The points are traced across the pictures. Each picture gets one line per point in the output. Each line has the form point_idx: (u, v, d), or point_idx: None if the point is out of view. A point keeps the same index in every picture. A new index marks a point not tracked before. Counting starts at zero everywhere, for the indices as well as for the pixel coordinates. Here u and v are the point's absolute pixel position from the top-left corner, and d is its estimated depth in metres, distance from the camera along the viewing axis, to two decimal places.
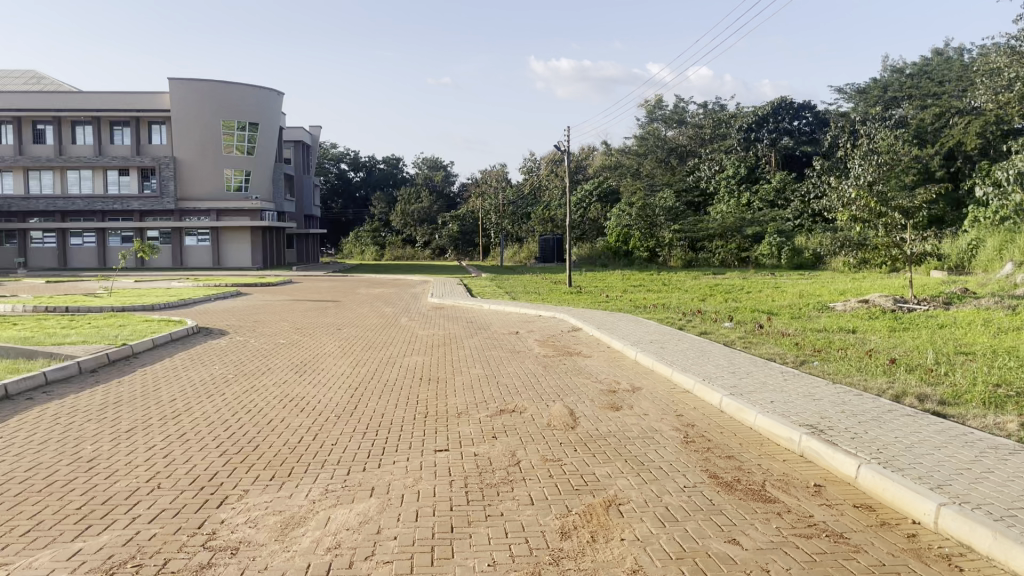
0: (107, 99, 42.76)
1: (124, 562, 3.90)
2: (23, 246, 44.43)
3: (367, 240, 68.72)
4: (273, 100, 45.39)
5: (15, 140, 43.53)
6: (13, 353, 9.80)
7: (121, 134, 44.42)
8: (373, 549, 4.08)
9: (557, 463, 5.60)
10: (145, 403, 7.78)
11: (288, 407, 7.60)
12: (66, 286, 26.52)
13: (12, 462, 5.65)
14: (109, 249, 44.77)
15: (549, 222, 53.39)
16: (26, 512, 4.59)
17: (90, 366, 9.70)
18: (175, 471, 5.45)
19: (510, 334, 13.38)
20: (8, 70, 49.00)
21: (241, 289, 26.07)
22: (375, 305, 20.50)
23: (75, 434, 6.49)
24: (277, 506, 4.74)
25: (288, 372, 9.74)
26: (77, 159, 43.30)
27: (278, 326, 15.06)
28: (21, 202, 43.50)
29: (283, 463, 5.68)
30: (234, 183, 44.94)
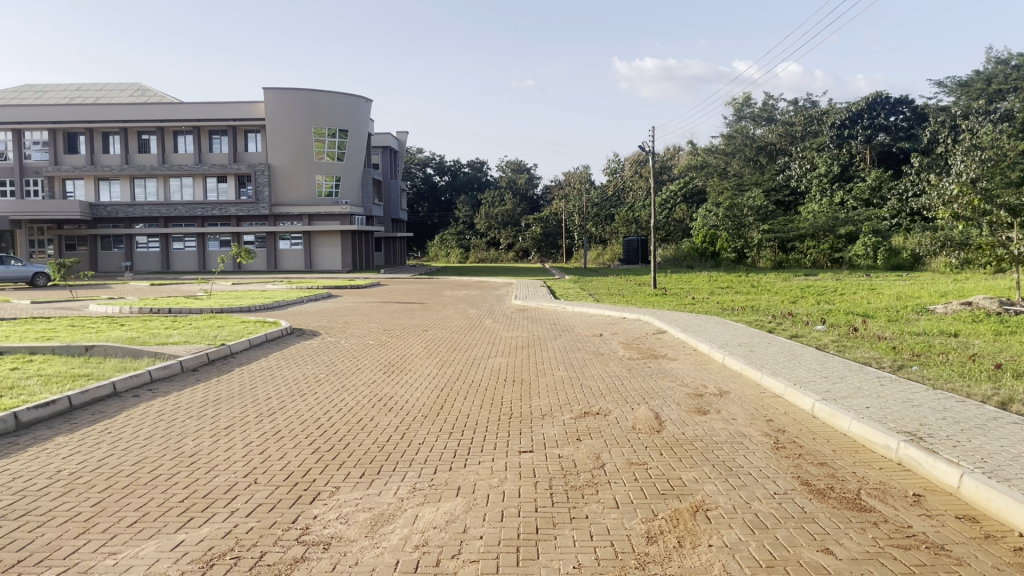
0: (206, 109, 44.71)
1: (223, 553, 4.07)
2: (129, 250, 46.27)
3: (451, 243, 69.60)
4: (362, 107, 46.71)
5: (121, 150, 45.74)
6: (122, 352, 10.36)
7: (219, 142, 46.40)
8: (459, 548, 4.13)
9: (642, 466, 5.55)
10: (242, 400, 8.13)
11: (377, 407, 7.77)
12: (170, 288, 27.87)
13: (120, 456, 5.97)
14: (208, 254, 46.50)
15: (632, 223, 53.18)
16: (133, 504, 4.84)
17: (190, 365, 10.12)
18: (271, 467, 5.66)
19: (594, 335, 13.38)
20: (115, 83, 51.83)
21: (332, 291, 26.90)
22: (460, 306, 20.92)
23: (178, 430, 6.81)
24: (367, 503, 4.87)
25: (377, 372, 9.96)
26: (179, 167, 45.35)
27: (369, 327, 15.49)
28: (127, 209, 45.61)
29: (373, 461, 5.82)
30: (325, 189, 46.41)
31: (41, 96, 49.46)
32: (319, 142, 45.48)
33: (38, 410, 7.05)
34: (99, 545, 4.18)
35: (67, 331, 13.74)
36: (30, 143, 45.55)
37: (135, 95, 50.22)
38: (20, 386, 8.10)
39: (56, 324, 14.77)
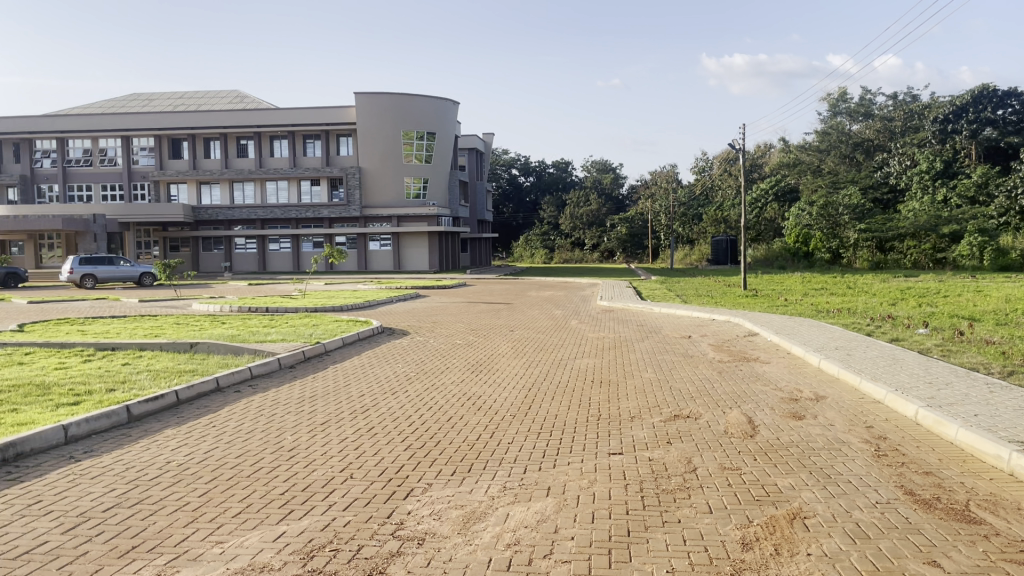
0: (301, 115, 46.20)
1: (323, 546, 4.19)
2: (228, 251, 48.08)
3: (536, 244, 69.83)
4: (449, 109, 47.62)
5: (221, 155, 47.61)
6: (224, 350, 10.80)
7: (313, 146, 47.79)
8: (551, 548, 4.15)
9: (735, 471, 5.45)
10: (337, 397, 8.37)
11: (466, 406, 7.86)
12: (267, 288, 28.87)
13: (225, 448, 6.23)
14: (302, 254, 47.90)
15: (721, 222, 52.41)
16: (237, 495, 5.04)
17: (288, 362, 10.47)
18: (366, 463, 5.80)
19: (684, 337, 13.21)
20: (216, 91, 53.98)
21: (420, 291, 27.34)
22: (545, 307, 20.99)
23: (278, 425, 7.06)
24: (459, 500, 4.94)
25: (466, 371, 10.06)
26: (275, 171, 46.91)
27: (457, 327, 15.66)
28: (226, 211, 47.45)
29: (463, 459, 5.89)
30: (413, 191, 47.36)
31: (148, 104, 51.97)
32: (407, 145, 46.53)
33: (147, 404, 7.41)
34: (207, 534, 4.37)
35: (172, 327, 14.40)
36: (137, 149, 47.87)
37: (234, 101, 52.24)
38: (131, 380, 8.56)
39: (163, 321, 15.53)
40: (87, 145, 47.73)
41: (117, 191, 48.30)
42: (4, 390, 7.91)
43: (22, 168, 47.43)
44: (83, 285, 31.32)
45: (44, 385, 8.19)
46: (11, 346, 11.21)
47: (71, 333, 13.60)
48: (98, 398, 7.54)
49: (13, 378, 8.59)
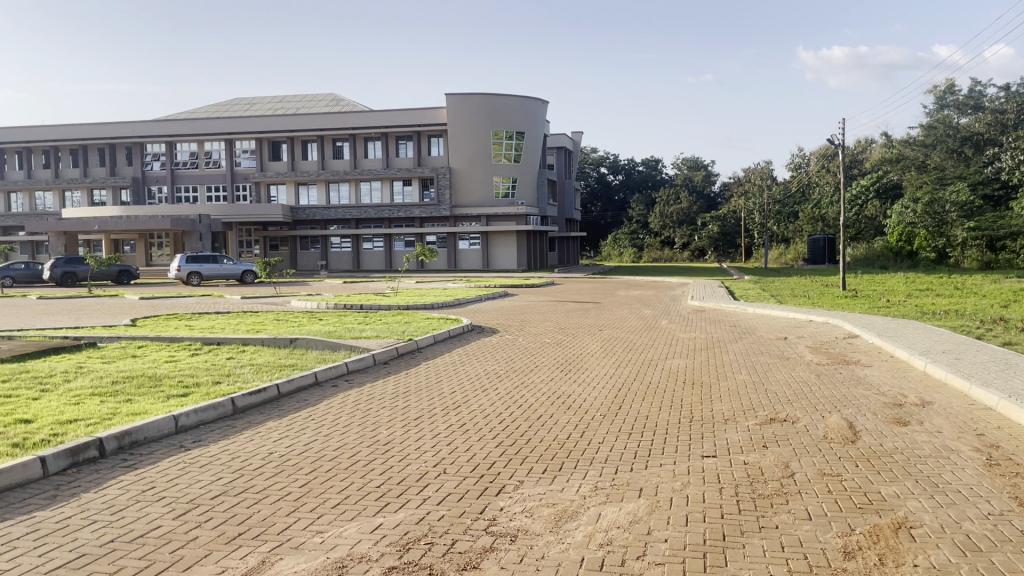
0: (393, 117, 47.25)
1: (418, 538, 4.27)
2: (324, 250, 49.43)
3: (625, 243, 69.33)
4: (538, 108, 47.89)
5: (318, 156, 49.06)
6: (322, 345, 11.14)
7: (405, 147, 48.70)
8: (645, 550, 4.11)
9: (835, 478, 5.28)
10: (429, 393, 8.52)
11: (556, 404, 7.88)
12: (360, 286, 29.61)
13: (324, 441, 6.44)
14: (394, 253, 48.82)
15: (818, 221, 51.07)
16: (335, 487, 5.20)
17: (382, 358, 10.71)
18: (458, 459, 5.89)
19: (779, 339, 12.84)
20: (313, 95, 55.64)
21: (509, 289, 27.52)
22: (635, 306, 20.81)
23: (373, 419, 7.24)
24: (550, 498, 4.95)
25: (556, 370, 10.08)
26: (369, 172, 48.03)
27: (546, 325, 15.69)
28: (323, 211, 48.83)
29: (555, 458, 5.90)
30: (502, 190, 47.88)
31: (250, 108, 54.01)
32: (497, 145, 47.02)
33: (251, 397, 7.72)
34: (308, 524, 4.52)
35: (273, 324, 14.94)
36: (240, 152, 49.78)
37: (330, 104, 53.78)
38: (235, 373, 8.94)
39: (264, 318, 16.15)
40: (194, 148, 49.90)
41: (221, 192, 50.34)
42: (120, 380, 8.39)
43: (135, 170, 50.04)
44: (190, 282, 32.85)
45: (155, 376, 8.64)
46: (126, 339, 11.88)
47: (180, 327, 14.28)
48: (205, 390, 7.91)
49: (128, 370, 9.09)
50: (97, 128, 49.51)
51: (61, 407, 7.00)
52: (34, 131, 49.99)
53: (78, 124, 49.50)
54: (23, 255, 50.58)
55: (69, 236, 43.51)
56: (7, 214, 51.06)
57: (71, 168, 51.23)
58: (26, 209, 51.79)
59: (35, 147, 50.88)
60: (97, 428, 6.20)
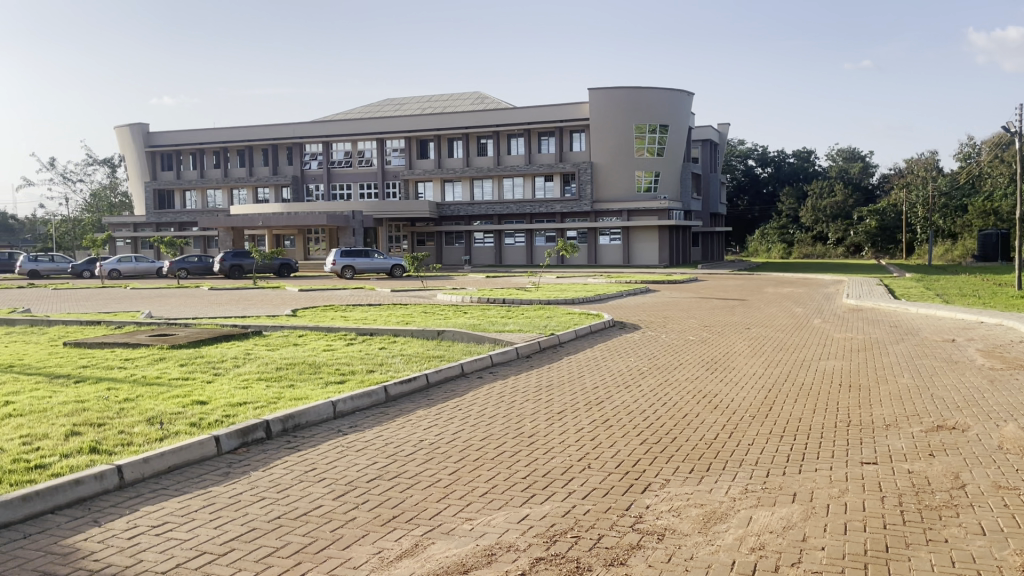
0: (536, 113, 47.70)
1: (564, 531, 4.30)
2: (468, 245, 50.50)
3: (774, 238, 66.88)
4: (683, 101, 47.13)
5: (463, 154, 50.22)
6: (468, 338, 11.41)
7: (548, 143, 49.00)
8: (799, 556, 3.96)
9: (1014, 491, 4.87)
10: (572, 388, 8.55)
11: (703, 403, 7.72)
12: (503, 281, 30.02)
13: (471, 431, 6.60)
14: (536, 249, 49.20)
15: (990, 215, 47.10)
16: (483, 476, 5.31)
17: (525, 351, 10.85)
18: (602, 454, 5.88)
19: (946, 341, 12.01)
20: (459, 93, 57.04)
21: (651, 286, 27.15)
22: (784, 304, 19.98)
23: (518, 411, 7.35)
24: (698, 499, 4.85)
25: (700, 368, 9.85)
26: (512, 168, 48.68)
27: (690, 323, 15.35)
28: (467, 207, 49.89)
29: (702, 458, 5.78)
30: (644, 185, 47.41)
31: (400, 108, 56.07)
32: (640, 138, 46.62)
33: (402, 385, 8.03)
34: (457, 511, 4.64)
35: (420, 316, 15.43)
36: (390, 150, 51.66)
37: (475, 103, 54.94)
38: (387, 362, 9.32)
39: (412, 310, 16.71)
40: (348, 147, 52.25)
41: (372, 190, 52.24)
42: (283, 366, 8.92)
43: (294, 170, 53.06)
44: (343, 274, 34.50)
45: (314, 363, 9.14)
46: (288, 328, 12.61)
47: (335, 318, 15.04)
48: (360, 377, 8.31)
49: (291, 357, 9.65)
50: (262, 129, 52.92)
51: (231, 389, 7.53)
52: (207, 134, 54.01)
53: (245, 126, 53.15)
54: (196, 249, 54.78)
55: (235, 231, 46.78)
56: (184, 210, 55.37)
57: (238, 167, 54.88)
58: (199, 206, 55.94)
59: (207, 148, 54.97)
60: (264, 411, 6.63)
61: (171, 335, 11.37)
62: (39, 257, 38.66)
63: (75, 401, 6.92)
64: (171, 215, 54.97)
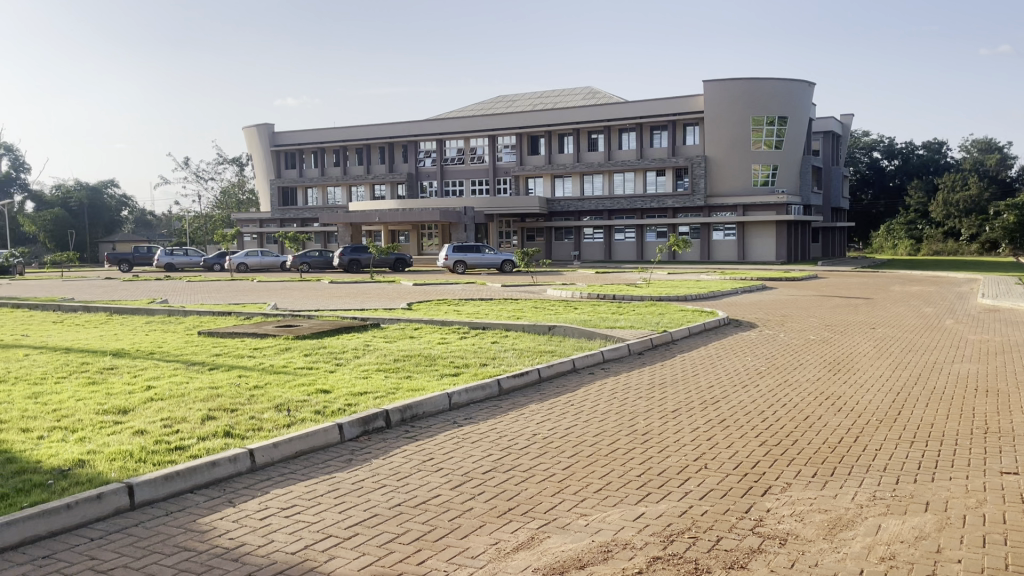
0: (649, 107, 47.07)
1: (682, 532, 4.24)
2: (578, 241, 50.41)
3: (900, 234, 63.64)
4: (803, 91, 45.55)
5: (574, 149, 50.12)
6: (579, 334, 11.40)
7: (660, 137, 48.24)
8: (934, 569, 3.76)
9: None
10: (686, 386, 8.40)
11: (826, 405, 7.43)
12: (613, 277, 29.76)
13: (584, 427, 6.58)
14: (647, 244, 48.54)
15: None
16: (597, 473, 5.29)
17: (638, 348, 10.75)
18: (719, 454, 5.74)
19: None
20: (570, 89, 56.96)
21: (769, 283, 26.29)
22: (913, 304, 18.96)
23: (631, 408, 7.28)
24: (823, 504, 4.67)
25: (821, 369, 9.48)
26: (623, 163, 48.20)
27: (809, 322, 14.79)
28: (577, 203, 49.75)
29: (827, 461, 5.57)
30: (761, 178, 46.07)
31: (512, 105, 56.51)
32: (756, 131, 45.37)
33: (515, 379, 8.10)
34: (572, 506, 4.65)
35: (531, 311, 15.48)
36: (502, 147, 52.08)
37: (587, 98, 54.73)
38: (500, 356, 9.42)
39: (524, 305, 16.79)
40: (461, 144, 53.04)
41: (483, 186, 52.81)
42: (400, 358, 9.16)
43: (410, 167, 54.37)
44: (456, 269, 35.07)
45: (429, 356, 9.35)
46: (404, 322, 12.93)
47: (448, 312, 15.30)
48: (474, 371, 8.43)
49: (408, 349, 9.90)
50: (380, 128, 54.49)
51: (352, 379, 7.81)
52: (330, 133, 56.14)
53: (363, 126, 54.93)
54: (317, 245, 57.01)
55: (354, 227, 48.35)
56: (306, 207, 57.60)
57: (357, 165, 56.66)
58: (319, 203, 58.03)
59: (327, 146, 57.06)
60: (384, 401, 6.84)
61: (295, 327, 11.87)
62: (175, 251, 41.14)
63: (210, 387, 7.35)
64: (294, 212, 57.35)
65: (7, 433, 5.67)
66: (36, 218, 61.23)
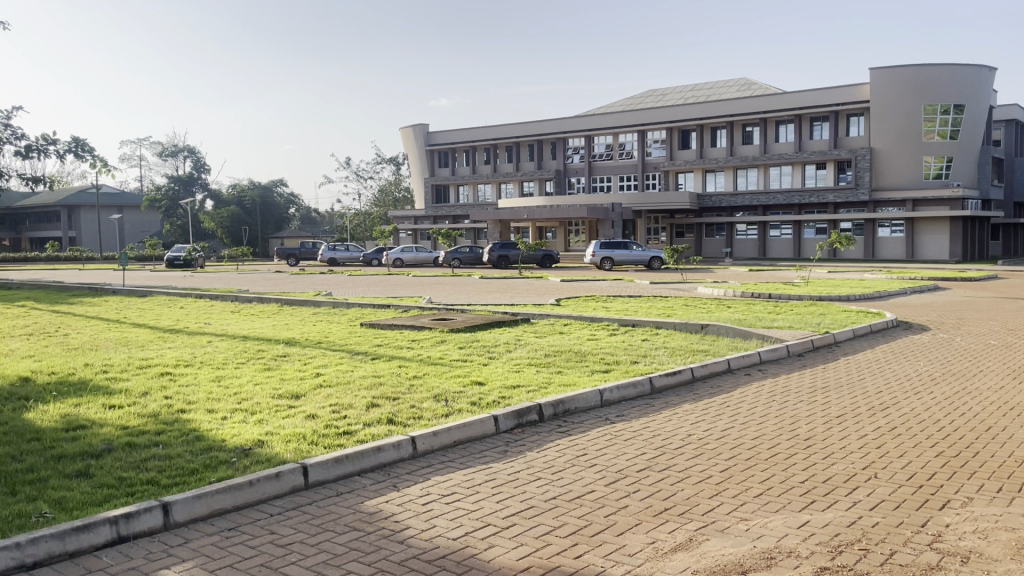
0: (809, 96, 44.98)
1: (851, 543, 4.02)
2: (730, 237, 48.77)
3: None
4: (982, 76, 42.54)
5: (727, 143, 48.61)
6: (733, 333, 11.06)
7: (820, 129, 46.07)
8: None
9: None
10: (851, 391, 7.96)
11: (1011, 416, 6.82)
12: (768, 275, 28.64)
13: (742, 429, 6.38)
14: (805, 241, 46.38)
15: None
16: (757, 477, 5.10)
17: (797, 350, 10.29)
18: (890, 464, 5.40)
19: None
20: (724, 81, 55.35)
21: (942, 284, 24.43)
22: None
23: (791, 412, 6.98)
24: (1010, 523, 4.30)
25: (1006, 377, 8.71)
26: (780, 156, 46.32)
27: (989, 326, 13.64)
28: (730, 198, 48.19)
29: (1012, 477, 5.11)
30: (933, 171, 43.16)
31: (663, 99, 55.60)
32: (929, 120, 42.67)
33: (667, 378, 7.98)
34: (731, 509, 4.51)
35: (683, 309, 15.15)
36: (651, 142, 51.32)
37: (742, 89, 53.03)
38: (651, 354, 9.29)
39: (675, 303, 16.45)
40: (609, 140, 52.69)
41: (632, 181, 52.33)
42: (551, 354, 9.22)
43: (558, 163, 54.75)
44: (603, 266, 34.99)
45: (580, 352, 9.36)
46: (554, 317, 12.99)
47: (598, 309, 15.24)
48: (624, 368, 8.36)
49: (559, 345, 9.94)
50: (530, 125, 55.08)
51: (505, 373, 7.96)
52: (481, 131, 57.46)
53: (514, 124, 55.75)
54: (468, 241, 58.49)
55: (503, 224, 49.17)
56: (457, 204, 59.17)
57: (506, 163, 57.54)
58: (470, 200, 59.45)
59: (478, 145, 58.34)
60: (537, 395, 6.91)
61: (450, 320, 12.17)
62: (337, 246, 43.40)
63: (373, 376, 7.70)
64: (446, 209, 59.01)
65: (195, 413, 6.17)
66: (215, 215, 66.31)
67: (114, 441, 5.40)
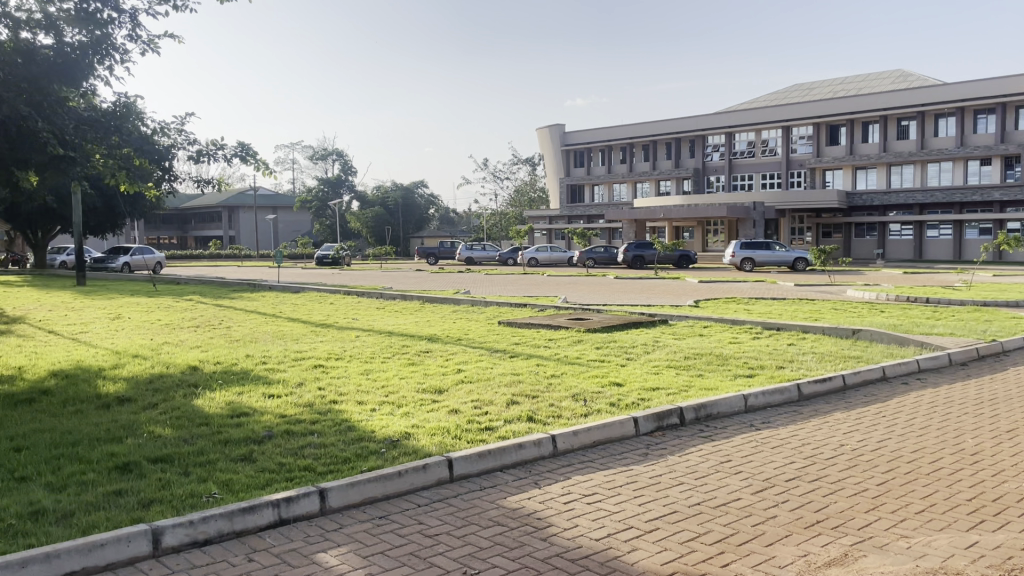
0: (972, 87, 41.98)
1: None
2: (883, 238, 46.07)
3: None
4: None
5: (880, 138, 45.98)
6: (889, 339, 10.47)
7: (984, 122, 42.91)
8: None
9: None
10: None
11: None
12: (925, 278, 26.88)
13: (900, 441, 6.01)
14: (967, 242, 43.30)
15: None
16: (917, 493, 4.78)
17: (960, 358, 9.59)
18: None
19: None
20: (878, 73, 52.45)
21: None
22: None
23: (955, 425, 6.51)
24: None
25: None
26: (939, 151, 43.48)
27: None
28: (883, 196, 45.58)
29: None
30: None
31: (810, 93, 53.30)
32: None
33: (816, 385, 7.63)
34: (890, 526, 4.26)
35: (831, 313, 14.48)
36: (797, 138, 49.31)
37: (896, 82, 50.11)
38: (797, 359, 8.91)
39: (822, 306, 15.72)
40: (751, 137, 51.00)
41: (775, 180, 50.44)
42: (691, 356, 9.05)
43: (697, 161, 53.50)
44: (743, 268, 33.69)
45: (722, 355, 9.13)
46: (693, 319, 12.72)
47: (740, 312, 14.80)
48: (770, 373, 8.07)
49: (699, 347, 9.72)
50: (668, 123, 54.15)
51: (644, 374, 7.88)
52: (617, 130, 57.07)
53: (651, 122, 54.99)
54: (602, 241, 58.19)
55: (639, 224, 48.64)
56: (592, 204, 59.00)
57: (643, 162, 56.77)
58: (606, 199, 59.17)
59: (615, 144, 57.93)
60: (678, 398, 6.78)
61: (587, 320, 12.14)
62: (475, 246, 44.23)
63: (513, 372, 7.83)
64: (581, 208, 58.89)
65: (346, 404, 6.46)
66: (360, 215, 69.10)
67: (273, 428, 5.72)
